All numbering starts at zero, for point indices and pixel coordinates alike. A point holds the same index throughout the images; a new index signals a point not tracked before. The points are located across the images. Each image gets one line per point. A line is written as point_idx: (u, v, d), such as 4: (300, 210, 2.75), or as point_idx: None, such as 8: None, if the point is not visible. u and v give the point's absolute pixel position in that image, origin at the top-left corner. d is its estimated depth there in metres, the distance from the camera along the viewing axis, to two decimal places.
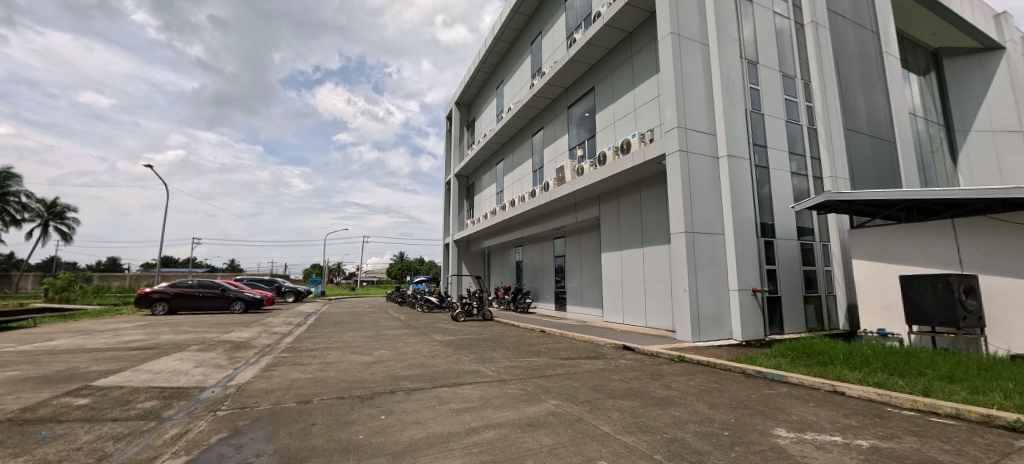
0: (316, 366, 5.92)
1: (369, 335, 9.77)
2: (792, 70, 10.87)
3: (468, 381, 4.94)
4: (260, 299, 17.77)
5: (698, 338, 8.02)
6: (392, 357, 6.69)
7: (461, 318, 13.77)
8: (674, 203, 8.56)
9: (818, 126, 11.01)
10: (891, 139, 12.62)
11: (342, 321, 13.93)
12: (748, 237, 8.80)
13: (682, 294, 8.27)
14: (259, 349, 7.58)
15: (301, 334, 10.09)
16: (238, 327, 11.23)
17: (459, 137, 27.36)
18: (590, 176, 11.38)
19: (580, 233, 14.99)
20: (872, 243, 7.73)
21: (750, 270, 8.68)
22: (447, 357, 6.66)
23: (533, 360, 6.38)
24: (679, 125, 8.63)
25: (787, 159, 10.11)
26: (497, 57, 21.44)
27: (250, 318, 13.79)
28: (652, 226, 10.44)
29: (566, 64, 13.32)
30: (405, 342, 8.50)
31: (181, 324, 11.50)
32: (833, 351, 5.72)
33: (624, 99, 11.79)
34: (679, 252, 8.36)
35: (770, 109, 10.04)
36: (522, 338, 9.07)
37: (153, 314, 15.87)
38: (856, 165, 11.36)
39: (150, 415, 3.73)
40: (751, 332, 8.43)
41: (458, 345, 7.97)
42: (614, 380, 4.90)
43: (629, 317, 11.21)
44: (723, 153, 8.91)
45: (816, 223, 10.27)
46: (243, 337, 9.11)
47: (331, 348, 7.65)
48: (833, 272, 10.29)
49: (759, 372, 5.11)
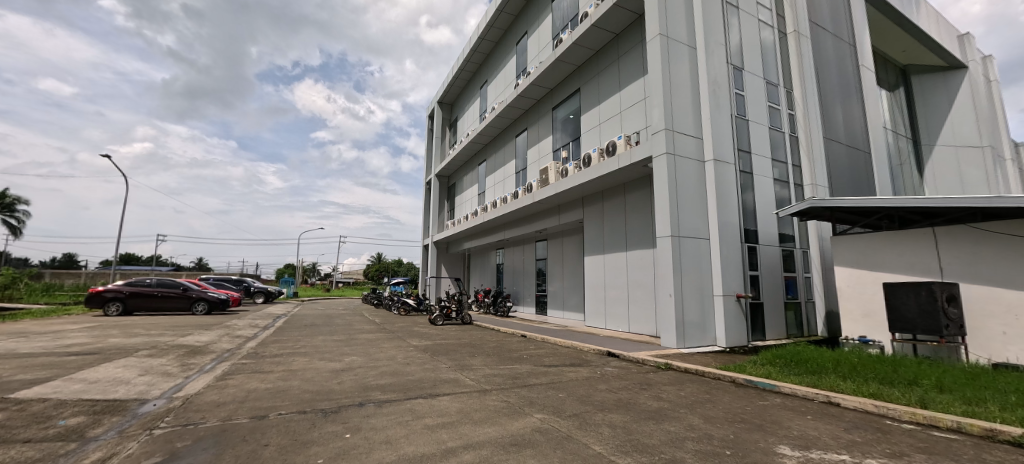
0: (278, 374, 5.43)
1: (340, 340, 9.22)
2: (776, 78, 10.93)
3: (445, 392, 4.55)
4: (225, 300, 16.85)
5: (682, 344, 7.85)
6: (364, 364, 6.23)
7: (439, 322, 13.32)
8: (660, 206, 8.39)
9: (799, 133, 11.12)
10: (866, 150, 12.92)
11: (312, 324, 13.28)
12: (733, 243, 8.71)
13: (667, 300, 8.10)
14: (216, 355, 6.97)
15: (266, 338, 9.47)
16: (198, 329, 10.49)
17: (441, 136, 26.89)
18: (575, 178, 11.17)
19: (563, 236, 14.77)
20: (854, 250, 7.74)
21: (734, 275, 8.59)
22: (423, 364, 6.24)
23: (515, 368, 6.04)
24: (666, 128, 8.49)
25: (770, 165, 10.13)
26: (481, 56, 21.12)
27: (213, 320, 12.97)
28: (636, 231, 10.29)
29: (552, 64, 13.12)
30: (378, 347, 8.02)
31: (135, 325, 10.69)
32: (822, 360, 5.59)
33: (610, 101, 11.66)
34: (665, 256, 8.19)
35: (755, 115, 10.05)
36: (502, 343, 8.73)
37: (105, 314, 14.81)
38: (835, 174, 11.54)
39: (72, 435, 3.21)
40: (735, 339, 8.32)
41: (436, 351, 7.57)
42: (602, 391, 4.61)
43: (611, 322, 11.02)
44: (709, 157, 8.82)
45: (797, 230, 10.32)
46: (201, 341, 8.46)
47: (297, 353, 7.13)
48: (813, 278, 10.36)
49: (750, 381, 4.93)
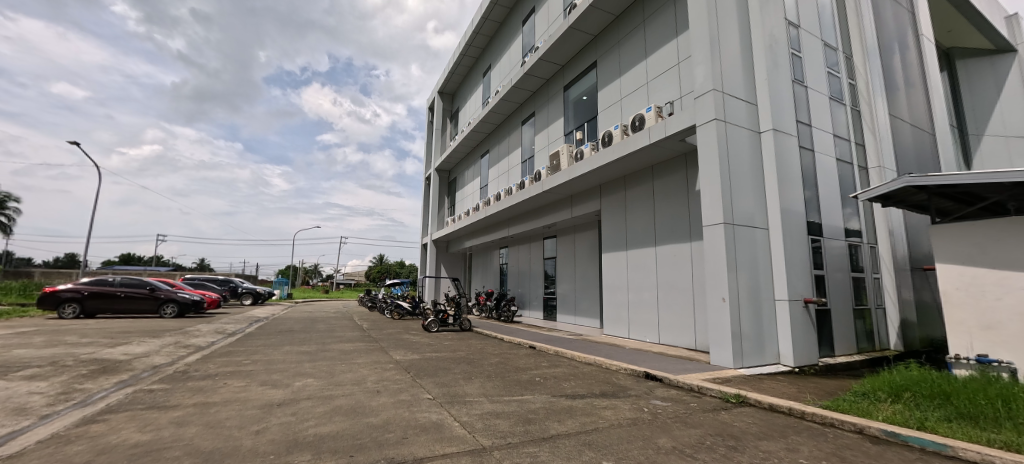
0: (178, 413, 3.69)
1: (307, 351, 7.46)
2: (835, 40, 9.16)
3: (416, 456, 2.78)
4: (199, 302, 15.17)
5: (740, 363, 6.07)
6: (317, 393, 4.49)
7: (434, 328, 11.67)
8: (709, 186, 6.64)
9: (862, 107, 9.31)
10: (930, 131, 11.13)
11: (290, 330, 11.60)
12: (798, 236, 6.91)
13: (718, 306, 6.33)
14: (126, 377, 5.25)
15: (219, 349, 7.80)
16: (144, 336, 8.84)
17: (441, 129, 25.23)
18: (592, 160, 9.44)
19: (575, 231, 13.03)
20: (965, 243, 5.96)
21: (802, 275, 6.80)
22: (399, 394, 4.48)
23: (526, 400, 4.28)
24: (715, 88, 6.74)
25: (832, 142, 8.35)
26: (485, 39, 19.40)
27: (175, 325, 11.30)
28: (669, 222, 8.57)
29: (565, 33, 11.38)
30: (348, 363, 6.28)
31: (71, 332, 9.02)
32: (980, 395, 3.78)
33: (634, 71, 9.95)
34: (716, 249, 6.42)
35: (814, 81, 8.32)
36: (507, 358, 6.97)
37: (60, 317, 13.27)
38: (901, 158, 9.76)
39: None
40: (804, 356, 6.54)
41: (422, 370, 5.84)
42: (668, 453, 2.86)
43: (635, 331, 9.28)
44: (766, 126, 7.07)
45: (863, 222, 8.59)
46: (131, 354, 6.76)
47: (236, 374, 5.40)
48: (883, 280, 8.58)
49: (893, 435, 3.20)
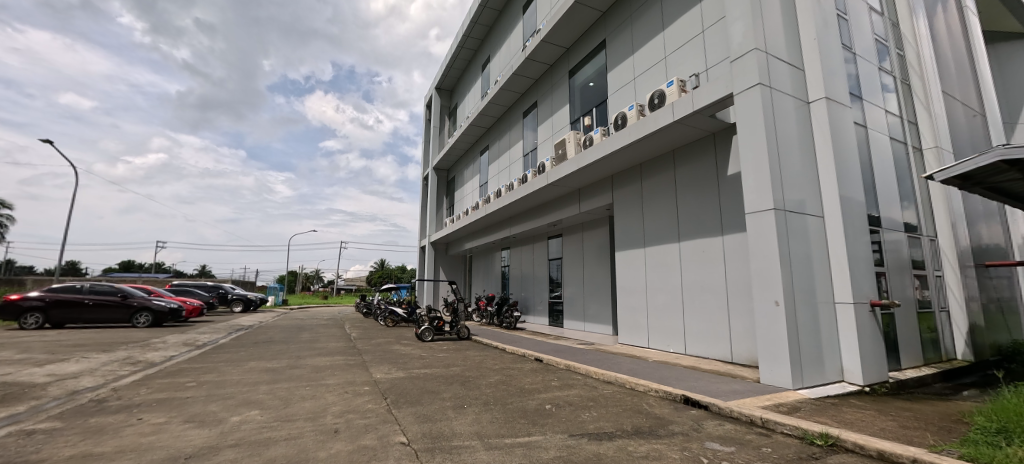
0: None
1: (273, 369, 6.31)
2: (881, 6, 8.01)
3: None
4: (177, 309, 14.05)
5: (801, 383, 4.89)
6: (252, 435, 3.32)
7: (428, 337, 10.54)
8: (754, 165, 5.49)
9: (913, 81, 8.16)
10: (980, 113, 9.95)
11: (270, 340, 10.49)
12: (860, 227, 5.75)
13: (769, 312, 5.16)
14: (22, 409, 4.10)
15: (172, 366, 6.65)
16: (93, 351, 7.69)
17: (439, 126, 24.15)
18: (604, 144, 8.27)
19: (583, 229, 11.87)
20: None
21: (866, 274, 5.64)
22: (361, 436, 3.29)
23: (534, 445, 3.11)
24: (758, 48, 5.61)
25: (885, 117, 7.20)
26: (483, 29, 18.27)
27: (141, 336, 10.17)
28: (696, 214, 7.42)
29: (571, 8, 10.23)
30: (316, 386, 5.13)
31: (11, 347, 7.88)
32: None
33: (650, 46, 8.82)
34: (766, 241, 5.25)
35: (863, 49, 7.17)
36: (511, 376, 5.80)
37: (21, 328, 12.13)
38: (955, 139, 8.57)
39: None
40: (875, 372, 5.35)
41: (402, 395, 4.68)
42: None
43: (657, 339, 8.10)
44: (817, 95, 5.93)
45: (922, 213, 7.44)
46: (55, 375, 5.59)
47: (163, 404, 4.23)
48: (945, 278, 7.44)
49: None
